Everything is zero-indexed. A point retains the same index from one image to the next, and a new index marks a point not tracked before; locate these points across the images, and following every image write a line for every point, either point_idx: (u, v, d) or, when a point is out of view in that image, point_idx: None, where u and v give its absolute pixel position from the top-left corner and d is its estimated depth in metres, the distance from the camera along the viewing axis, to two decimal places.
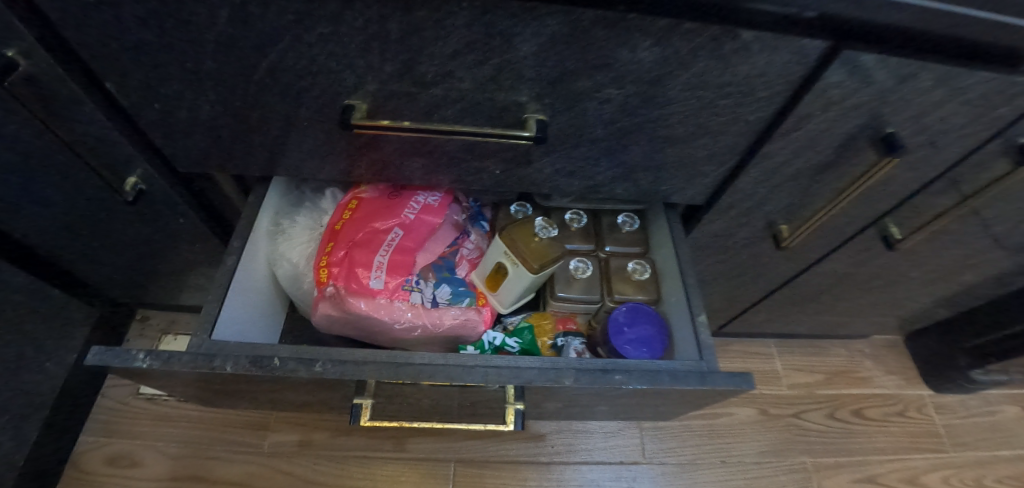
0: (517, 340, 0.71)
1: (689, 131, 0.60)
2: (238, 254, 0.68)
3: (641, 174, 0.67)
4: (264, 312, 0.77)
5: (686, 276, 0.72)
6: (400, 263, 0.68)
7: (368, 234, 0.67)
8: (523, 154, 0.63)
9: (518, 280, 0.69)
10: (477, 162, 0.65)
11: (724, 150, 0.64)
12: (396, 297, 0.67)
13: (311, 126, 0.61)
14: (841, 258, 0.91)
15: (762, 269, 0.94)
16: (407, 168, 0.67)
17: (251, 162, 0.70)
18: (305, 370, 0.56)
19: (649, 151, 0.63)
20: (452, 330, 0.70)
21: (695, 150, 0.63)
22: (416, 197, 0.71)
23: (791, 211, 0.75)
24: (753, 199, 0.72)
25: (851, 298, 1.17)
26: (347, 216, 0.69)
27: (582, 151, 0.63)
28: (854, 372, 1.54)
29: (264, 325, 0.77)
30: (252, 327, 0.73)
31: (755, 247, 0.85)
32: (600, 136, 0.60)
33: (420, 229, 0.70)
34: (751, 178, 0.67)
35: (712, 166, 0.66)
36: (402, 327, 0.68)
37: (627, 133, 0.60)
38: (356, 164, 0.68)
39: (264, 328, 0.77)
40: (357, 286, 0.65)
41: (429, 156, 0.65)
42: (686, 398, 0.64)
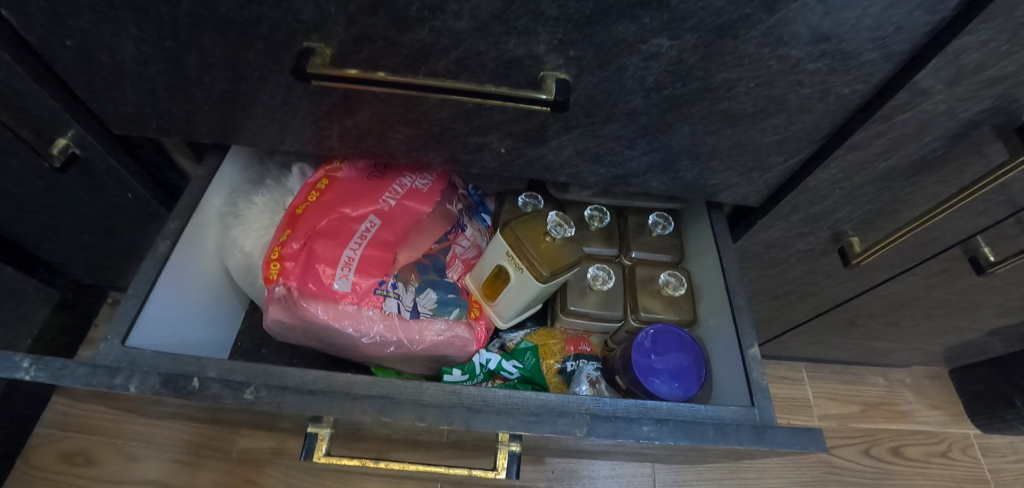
0: (516, 364, 0.58)
1: (760, 104, 0.45)
2: (174, 239, 0.54)
3: (686, 163, 0.53)
4: (213, 312, 0.63)
5: (734, 297, 0.57)
6: (374, 262, 0.54)
7: (335, 222, 0.53)
8: (537, 128, 0.48)
9: (524, 292, 0.55)
10: (477, 137, 0.51)
11: (800, 136, 0.49)
12: (366, 304, 0.53)
13: (264, 79, 0.47)
14: (912, 281, 0.75)
15: (812, 288, 0.79)
16: (389, 142, 0.53)
17: (198, 126, 0.56)
18: (232, 396, 0.42)
19: (702, 132, 0.48)
20: (435, 347, 0.56)
21: (762, 134, 0.48)
22: (400, 180, 0.58)
23: (866, 220, 0.60)
24: (824, 202, 0.57)
25: (905, 325, 1.01)
26: (311, 198, 0.55)
27: (613, 128, 0.48)
28: (892, 405, 1.38)
29: (212, 328, 0.63)
30: (192, 330, 0.59)
31: (811, 261, 0.70)
32: (640, 108, 0.45)
33: (403, 219, 0.57)
34: (828, 175, 0.52)
35: (779, 156, 0.51)
36: (372, 343, 0.53)
37: (677, 105, 0.45)
38: (325, 135, 0.54)
39: (211, 331, 0.63)
40: (316, 287, 0.50)
41: (416, 127, 0.51)
42: (729, 455, 0.50)
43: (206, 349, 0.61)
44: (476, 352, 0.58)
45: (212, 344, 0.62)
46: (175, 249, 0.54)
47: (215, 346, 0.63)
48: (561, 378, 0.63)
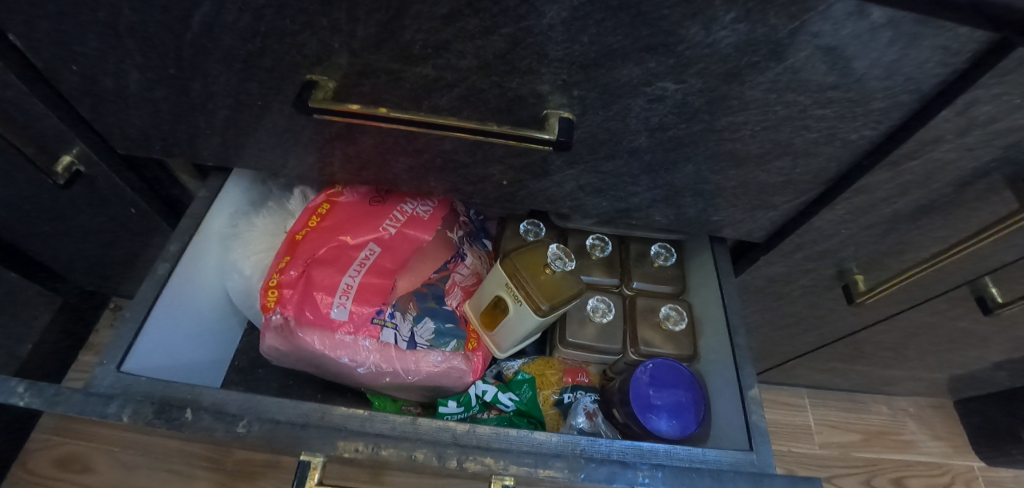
0: (512, 397, 0.57)
1: (765, 146, 0.44)
2: (173, 261, 0.54)
3: (689, 200, 0.52)
4: (211, 333, 0.63)
5: (736, 337, 0.57)
6: (372, 290, 0.54)
7: (334, 249, 0.53)
8: (540, 162, 0.48)
9: (522, 323, 0.54)
10: (479, 169, 0.51)
11: (806, 177, 0.48)
12: (363, 333, 0.52)
13: (268, 108, 0.47)
14: (917, 316, 0.74)
15: (816, 322, 0.78)
16: (391, 170, 0.53)
17: (202, 148, 0.56)
18: (225, 429, 0.42)
19: (707, 171, 0.48)
20: (431, 379, 0.55)
21: (767, 174, 0.48)
22: (401, 207, 0.57)
23: (872, 259, 0.60)
24: (829, 241, 0.56)
25: (909, 358, 1.00)
26: (311, 223, 0.55)
27: (616, 164, 0.48)
28: (895, 434, 1.36)
29: (210, 349, 0.63)
30: (187, 353, 0.58)
31: (815, 296, 0.69)
32: (644, 146, 0.45)
33: (402, 247, 0.56)
34: (834, 216, 0.52)
35: (784, 196, 0.51)
36: (367, 373, 0.53)
37: (682, 145, 0.45)
38: (327, 161, 0.53)
39: (208, 353, 0.62)
40: (313, 316, 0.50)
41: (418, 157, 0.50)
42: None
43: (201, 373, 0.60)
44: (472, 383, 0.57)
45: (208, 366, 0.62)
46: (175, 272, 0.54)
47: (211, 368, 0.62)
48: (558, 410, 0.62)
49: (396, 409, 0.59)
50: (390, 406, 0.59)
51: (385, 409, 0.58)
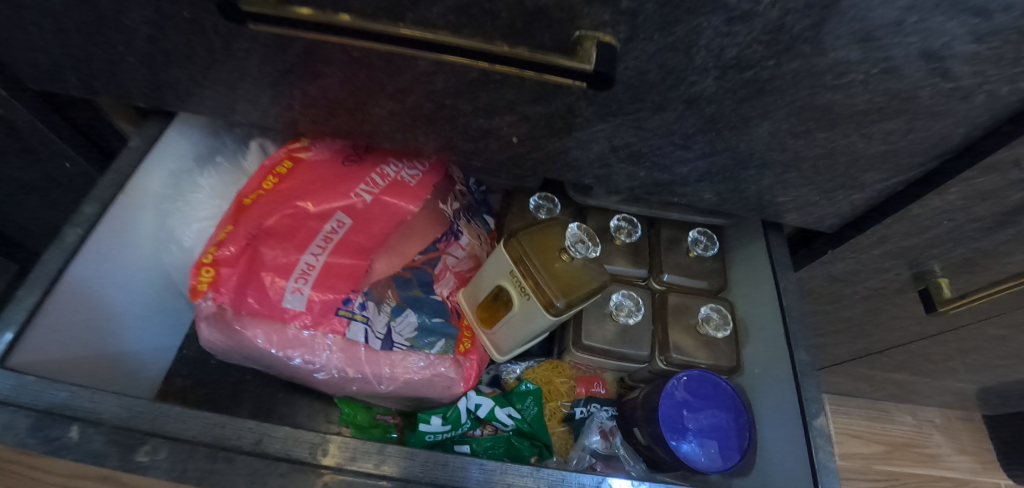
0: (513, 413, 0.46)
1: (877, 99, 0.32)
2: (87, 228, 0.43)
3: (754, 173, 0.40)
4: (159, 320, 0.51)
5: (796, 352, 0.45)
6: (339, 273, 0.43)
7: (290, 219, 0.41)
8: (564, 113, 0.36)
9: (530, 323, 0.42)
10: (482, 121, 0.38)
11: (916, 147, 0.36)
12: (324, 328, 0.41)
13: (197, 23, 0.34)
14: (993, 328, 0.63)
15: (869, 328, 0.67)
16: (367, 119, 0.41)
17: (129, 82, 0.44)
18: (121, 457, 0.32)
19: (786, 132, 0.35)
20: (412, 388, 0.43)
21: (866, 141, 0.36)
22: (381, 168, 0.45)
23: (968, 260, 0.48)
24: (922, 235, 0.44)
25: (959, 373, 0.89)
26: (266, 184, 0.42)
27: (665, 118, 0.35)
28: (920, 447, 1.22)
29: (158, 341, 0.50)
30: (117, 344, 0.47)
31: (880, 298, 0.57)
32: (708, 92, 0.33)
33: (380, 219, 0.44)
34: (941, 203, 0.40)
35: (879, 172, 0.39)
36: (329, 380, 0.41)
37: (762, 93, 0.32)
38: (285, 105, 0.41)
39: (155, 345, 0.50)
40: (258, 303, 0.39)
41: (401, 102, 0.38)
42: None
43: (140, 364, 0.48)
44: (463, 395, 0.45)
45: (154, 362, 0.50)
46: (89, 239, 0.42)
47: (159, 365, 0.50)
48: (568, 427, 0.51)
49: (368, 420, 0.47)
50: (360, 414, 0.47)
51: (356, 417, 0.47)
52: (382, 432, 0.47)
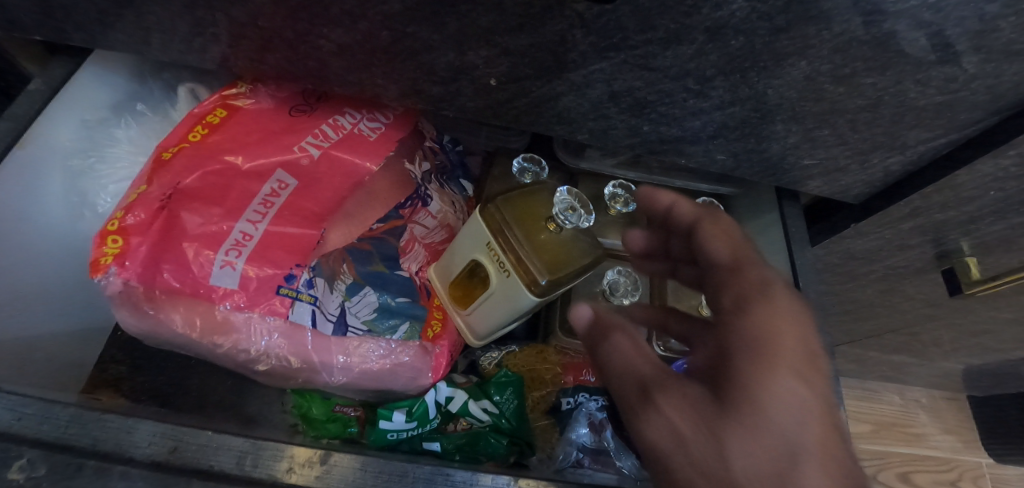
0: (489, 407, 0.41)
1: (949, 30, 0.25)
2: None
3: (778, 128, 0.34)
4: (87, 302, 0.42)
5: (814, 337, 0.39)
6: (282, 244, 0.36)
7: (217, 177, 0.34)
8: (555, 45, 0.28)
9: (509, 303, 0.36)
10: (452, 56, 0.31)
11: (977, 97, 0.30)
12: (261, 308, 0.34)
13: None
14: (1008, 313, 0.58)
15: (874, 306, 0.62)
16: (313, 55, 0.33)
17: (14, 7, 0.34)
18: None
19: (826, 75, 0.29)
20: (372, 380, 0.37)
21: (920, 88, 0.29)
22: (334, 120, 0.38)
23: (1004, 238, 0.42)
24: (960, 208, 0.39)
25: (956, 357, 0.84)
26: (191, 136, 0.34)
27: (678, 55, 0.28)
28: (906, 427, 1.05)
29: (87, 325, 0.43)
30: (34, 329, 0.40)
31: (896, 274, 0.52)
32: (737, 18, 0.26)
33: (331, 180, 0.37)
34: (993, 169, 0.34)
35: (926, 129, 0.33)
36: (272, 370, 0.36)
37: (808, 19, 0.25)
38: (209, 35, 0.33)
39: (77, 331, 0.42)
40: (179, 281, 0.32)
41: (350, 30, 0.30)
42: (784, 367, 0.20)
43: (59, 352, 0.41)
44: (432, 387, 0.39)
45: (77, 351, 0.42)
46: None
47: (87, 353, 0.43)
48: (553, 418, 0.46)
49: (326, 413, 0.40)
50: (317, 406, 0.40)
51: (310, 409, 0.39)
52: (341, 427, 0.40)
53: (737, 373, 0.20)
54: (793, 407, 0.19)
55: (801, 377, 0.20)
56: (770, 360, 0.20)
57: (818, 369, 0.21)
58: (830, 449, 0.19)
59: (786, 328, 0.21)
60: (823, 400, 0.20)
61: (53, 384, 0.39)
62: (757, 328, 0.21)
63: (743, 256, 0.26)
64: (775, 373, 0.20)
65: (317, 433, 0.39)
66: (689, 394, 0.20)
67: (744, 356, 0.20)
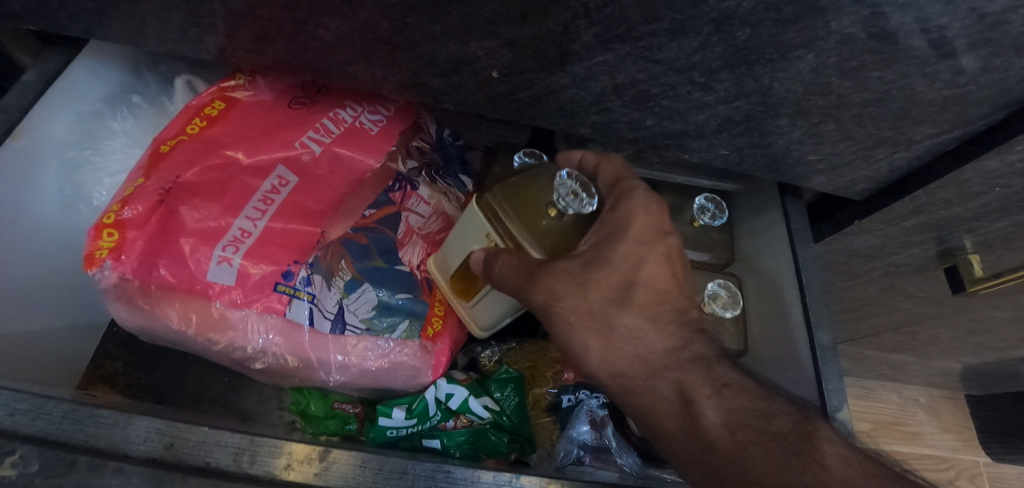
0: (491, 404, 0.40)
1: (961, 21, 0.25)
2: None
3: (781, 123, 0.33)
4: (84, 296, 0.42)
5: (818, 334, 0.39)
6: (281, 240, 0.35)
7: (218, 171, 0.34)
8: (558, 36, 0.28)
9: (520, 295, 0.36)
10: (454, 46, 0.30)
11: (985, 92, 0.30)
12: (257, 306, 0.33)
13: None
14: (1008, 312, 0.58)
15: (875, 303, 0.62)
16: (311, 44, 0.32)
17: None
18: None
19: (835, 68, 0.28)
20: (370, 377, 0.37)
21: (929, 82, 0.29)
22: (334, 113, 0.38)
23: (1007, 235, 0.42)
24: (964, 204, 0.38)
25: (956, 356, 0.84)
26: (190, 129, 0.34)
27: (684, 46, 0.28)
28: (904, 426, 1.05)
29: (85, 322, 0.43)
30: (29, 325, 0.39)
31: (899, 272, 0.52)
32: (745, 9, 0.25)
33: (332, 174, 0.38)
34: (999, 165, 0.33)
35: (932, 125, 0.32)
36: (269, 368, 0.35)
37: (816, 10, 0.25)
38: (204, 23, 0.32)
39: (76, 326, 0.42)
40: (173, 277, 0.31)
41: (350, 19, 0.29)
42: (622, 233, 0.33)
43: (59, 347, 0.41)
44: (432, 384, 0.39)
45: (76, 346, 0.42)
46: None
47: (86, 350, 0.42)
48: (554, 416, 0.45)
49: (324, 409, 0.39)
50: (315, 403, 0.39)
51: (308, 407, 0.39)
52: (339, 424, 0.39)
53: (608, 254, 0.32)
54: (628, 259, 0.32)
55: (637, 244, 0.33)
56: (622, 232, 0.33)
57: (658, 239, 0.34)
58: (651, 284, 0.33)
59: (640, 212, 0.33)
60: (653, 253, 0.33)
61: (55, 378, 0.39)
62: (619, 215, 0.33)
63: (621, 175, 0.36)
64: (623, 242, 0.32)
65: (315, 429, 0.39)
66: (565, 272, 0.31)
67: (604, 232, 0.33)
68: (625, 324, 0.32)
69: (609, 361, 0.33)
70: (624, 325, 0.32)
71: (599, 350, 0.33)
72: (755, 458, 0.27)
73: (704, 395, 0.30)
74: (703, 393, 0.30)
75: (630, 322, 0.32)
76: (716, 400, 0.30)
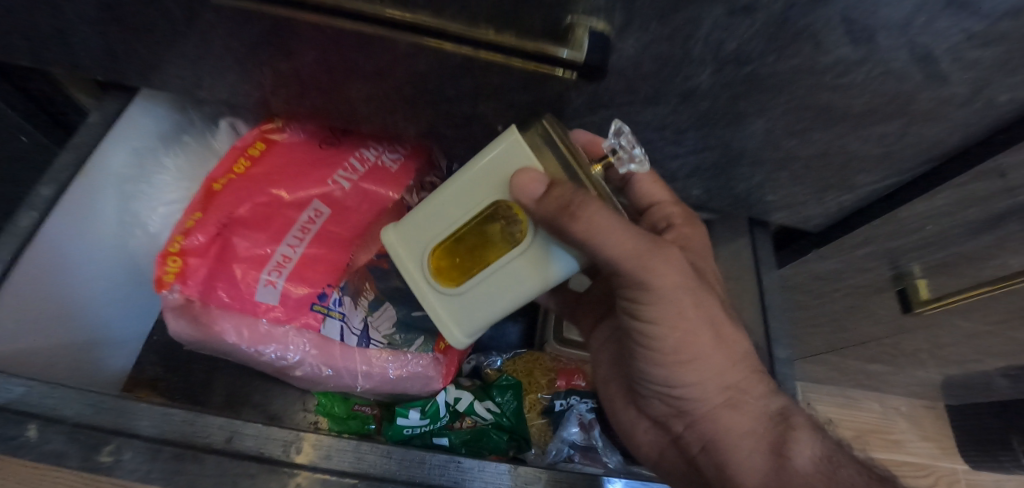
0: (492, 407, 0.46)
1: (876, 100, 0.31)
2: (45, 209, 0.39)
3: (742, 170, 0.39)
4: (129, 307, 0.49)
5: (777, 349, 0.45)
6: (317, 265, 0.40)
7: (263, 206, 0.40)
8: (553, 102, 0.34)
9: (537, 277, 0.33)
10: (466, 106, 0.36)
11: (908, 151, 0.35)
12: (297, 323, 0.39)
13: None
14: (964, 328, 0.64)
15: (846, 320, 0.67)
16: (345, 100, 0.38)
17: (80, 53, 0.39)
18: (84, 457, 0.31)
19: (780, 131, 0.34)
20: (391, 384, 0.43)
21: (860, 143, 0.35)
22: (359, 152, 0.43)
23: (948, 263, 0.48)
24: (906, 237, 0.44)
25: (929, 367, 0.90)
26: (236, 168, 0.40)
27: (657, 112, 0.34)
28: (885, 433, 1.10)
29: (126, 331, 0.49)
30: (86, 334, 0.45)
31: (861, 293, 0.58)
32: (704, 87, 0.31)
33: (359, 206, 0.43)
34: (928, 208, 0.39)
35: (869, 175, 0.38)
36: (306, 376, 0.41)
37: (760, 89, 0.31)
38: (254, 82, 0.38)
39: (121, 335, 0.48)
40: (229, 298, 0.38)
41: (379, 84, 0.35)
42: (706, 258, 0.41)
43: (106, 353, 0.47)
44: (441, 389, 0.45)
45: (120, 351, 0.48)
46: (45, 227, 0.39)
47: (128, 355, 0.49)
48: (547, 419, 0.50)
49: (346, 411, 0.45)
50: (338, 405, 0.45)
51: (333, 408, 0.45)
52: (359, 424, 0.45)
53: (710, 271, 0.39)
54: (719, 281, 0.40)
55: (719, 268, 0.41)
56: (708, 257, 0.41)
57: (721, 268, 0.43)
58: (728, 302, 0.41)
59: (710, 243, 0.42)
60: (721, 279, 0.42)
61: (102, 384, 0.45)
62: (699, 242, 0.41)
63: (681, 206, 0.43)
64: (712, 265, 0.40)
65: (339, 428, 0.44)
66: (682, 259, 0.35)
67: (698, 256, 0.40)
68: (733, 335, 0.38)
69: (717, 377, 0.38)
70: (733, 343, 0.38)
71: (710, 363, 0.37)
72: (848, 470, 0.34)
73: (801, 421, 0.37)
74: (803, 420, 0.37)
75: (735, 331, 0.38)
76: (806, 417, 0.37)
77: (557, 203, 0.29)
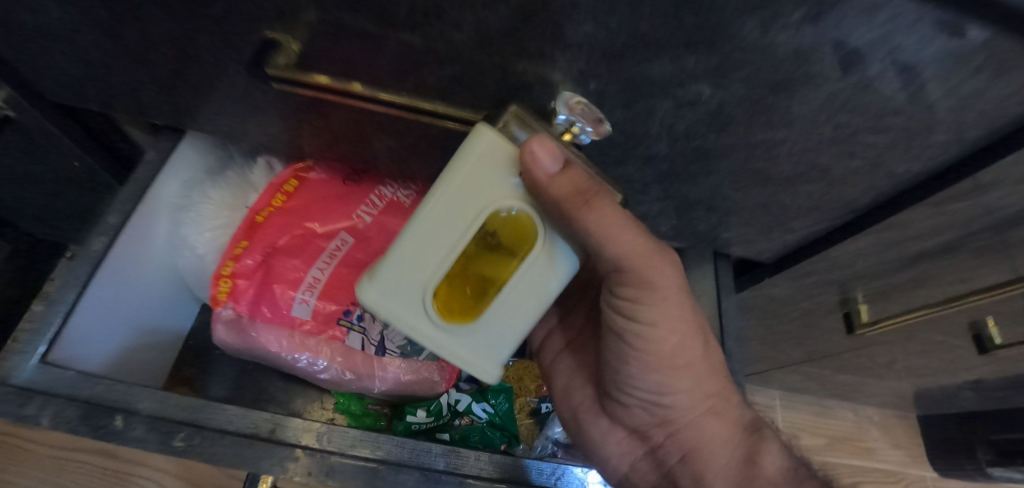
0: (487, 408, 0.54)
1: (800, 167, 0.39)
2: (112, 235, 0.46)
3: (700, 214, 0.47)
4: (170, 311, 0.57)
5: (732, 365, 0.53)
6: (342, 286, 0.48)
7: (299, 238, 0.48)
8: None
9: (545, 283, 0.36)
10: None
11: (834, 204, 0.43)
12: (326, 335, 0.47)
13: (225, 73, 0.38)
14: (912, 345, 0.71)
15: (808, 337, 0.75)
16: (369, 150, 0.45)
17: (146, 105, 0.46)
18: (160, 442, 0.38)
19: (728, 187, 0.42)
20: (401, 388, 0.50)
21: (794, 197, 0.43)
22: (378, 190, 0.50)
23: (884, 291, 0.55)
24: (843, 270, 0.52)
25: (894, 380, 0.97)
26: (275, 201, 0.48)
27: (627, 170, 0.41)
28: (856, 441, 1.17)
29: (167, 336, 0.56)
30: (137, 339, 0.53)
31: (815, 314, 0.65)
32: (663, 153, 0.39)
33: (378, 237, 0.50)
34: (856, 247, 0.47)
35: (806, 220, 0.46)
36: (330, 379, 0.48)
37: (707, 157, 0.38)
38: (294, 134, 0.45)
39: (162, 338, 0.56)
40: (270, 313, 0.46)
41: (400, 140, 0.43)
42: None
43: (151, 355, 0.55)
44: (445, 392, 0.52)
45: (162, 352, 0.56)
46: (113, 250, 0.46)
47: (169, 356, 0.56)
48: (534, 419, 0.59)
49: (361, 408, 0.53)
50: (354, 403, 0.53)
51: (350, 406, 0.52)
52: (373, 420, 0.53)
53: None
54: None
55: None
56: None
57: None
58: None
59: None
60: None
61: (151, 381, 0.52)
62: None
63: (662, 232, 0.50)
64: None
65: (355, 423, 0.53)
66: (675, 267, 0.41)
67: None
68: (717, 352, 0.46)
69: (703, 390, 0.46)
70: (716, 357, 0.45)
71: (698, 374, 0.45)
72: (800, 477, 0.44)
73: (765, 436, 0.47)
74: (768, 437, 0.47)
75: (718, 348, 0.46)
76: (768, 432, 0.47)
77: (573, 189, 0.33)
